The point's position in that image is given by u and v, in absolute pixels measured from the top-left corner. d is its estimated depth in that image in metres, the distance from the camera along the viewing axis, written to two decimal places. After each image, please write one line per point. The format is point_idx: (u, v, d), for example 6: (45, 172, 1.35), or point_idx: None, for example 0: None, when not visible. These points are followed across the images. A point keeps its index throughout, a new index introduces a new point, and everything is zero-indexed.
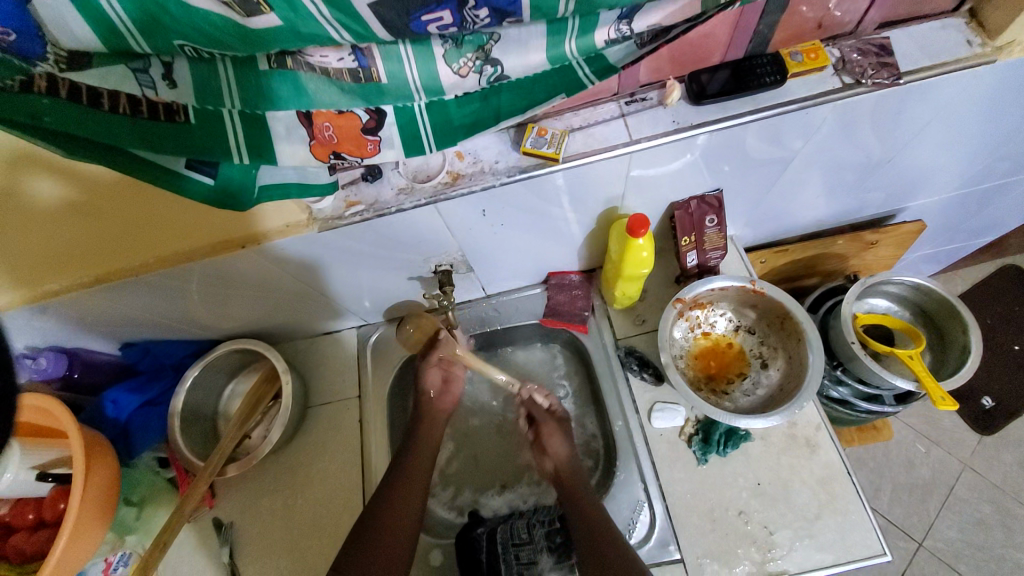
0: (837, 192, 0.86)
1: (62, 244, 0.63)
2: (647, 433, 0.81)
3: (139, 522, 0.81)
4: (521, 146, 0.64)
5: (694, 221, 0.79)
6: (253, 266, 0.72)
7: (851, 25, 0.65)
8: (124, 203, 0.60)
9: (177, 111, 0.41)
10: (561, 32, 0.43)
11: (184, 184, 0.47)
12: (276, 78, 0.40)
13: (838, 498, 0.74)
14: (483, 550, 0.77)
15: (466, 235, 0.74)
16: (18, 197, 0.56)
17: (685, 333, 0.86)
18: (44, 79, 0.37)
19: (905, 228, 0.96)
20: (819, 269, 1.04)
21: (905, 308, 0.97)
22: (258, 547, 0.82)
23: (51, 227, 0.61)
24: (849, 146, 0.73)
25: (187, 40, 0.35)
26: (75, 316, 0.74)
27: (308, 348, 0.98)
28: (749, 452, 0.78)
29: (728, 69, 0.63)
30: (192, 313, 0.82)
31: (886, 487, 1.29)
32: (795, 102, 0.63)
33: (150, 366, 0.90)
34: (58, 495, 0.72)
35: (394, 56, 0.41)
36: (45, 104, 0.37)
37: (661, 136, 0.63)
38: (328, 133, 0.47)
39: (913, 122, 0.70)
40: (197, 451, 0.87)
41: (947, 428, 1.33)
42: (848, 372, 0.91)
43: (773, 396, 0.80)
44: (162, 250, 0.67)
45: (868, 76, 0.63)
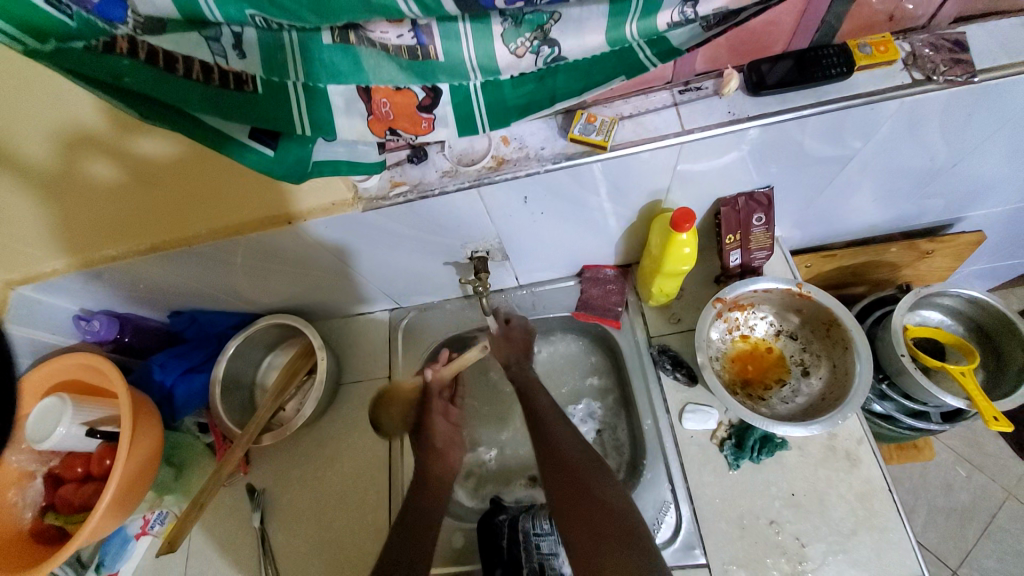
0: (894, 197, 0.82)
1: (111, 213, 0.66)
2: (677, 433, 0.79)
3: (178, 483, 0.86)
4: (569, 133, 0.63)
5: (740, 219, 0.76)
6: (296, 243, 0.74)
7: (923, 19, 0.62)
8: (177, 179, 0.62)
9: (246, 80, 0.42)
10: (623, 13, 0.42)
11: (244, 154, 0.48)
12: (338, 52, 0.40)
13: (877, 515, 0.70)
14: (504, 537, 0.78)
15: (505, 221, 0.74)
16: (82, 178, 0.60)
17: (722, 334, 0.84)
18: (125, 41, 0.39)
19: (964, 239, 0.90)
20: (867, 277, 0.99)
21: (959, 323, 0.92)
22: (289, 514, 0.85)
23: (111, 204, 0.65)
24: (913, 148, 0.69)
25: (259, 9, 0.36)
26: (128, 282, 0.77)
27: (342, 327, 1.01)
28: (784, 461, 0.75)
29: (792, 59, 0.60)
30: (235, 285, 0.85)
31: (921, 509, 1.22)
32: (860, 96, 0.60)
33: (196, 334, 0.94)
34: (105, 452, 0.76)
35: (453, 34, 0.41)
36: (124, 65, 0.39)
37: (715, 127, 0.61)
38: (385, 109, 0.48)
39: (986, 123, 0.66)
40: (234, 418, 0.91)
41: (992, 453, 1.25)
42: (894, 386, 0.87)
43: (814, 404, 0.77)
44: (215, 223, 0.70)
45: (940, 73, 0.59)
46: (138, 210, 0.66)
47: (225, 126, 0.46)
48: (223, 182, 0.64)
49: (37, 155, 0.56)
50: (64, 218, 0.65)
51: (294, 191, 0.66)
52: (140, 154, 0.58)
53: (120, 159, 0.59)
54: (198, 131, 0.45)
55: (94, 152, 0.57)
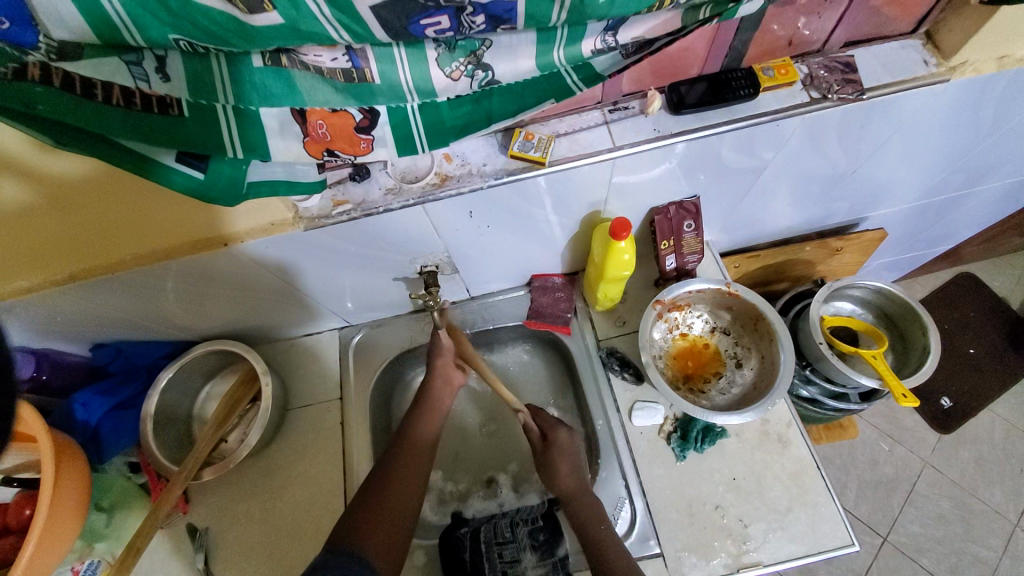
0: (805, 202, 0.91)
1: (7, 241, 0.60)
2: (627, 430, 0.83)
3: (109, 529, 0.79)
4: (509, 149, 0.65)
5: (672, 225, 0.81)
6: (236, 265, 0.71)
7: (818, 43, 0.70)
8: (92, 204, 0.59)
9: (171, 104, 0.41)
10: (550, 41, 0.44)
11: (172, 177, 0.47)
12: (269, 75, 0.40)
13: (808, 492, 0.77)
14: (467, 550, 0.78)
15: (454, 236, 0.75)
16: None
17: (664, 334, 0.89)
18: (38, 67, 0.36)
19: (868, 236, 1.01)
20: (789, 274, 1.09)
21: (869, 311, 1.03)
22: (237, 552, 0.80)
23: (19, 231, 0.60)
24: (816, 157, 0.78)
25: (184, 35, 0.35)
26: (44, 315, 0.71)
27: (289, 350, 0.97)
28: (725, 448, 0.81)
29: (706, 81, 0.67)
30: (167, 312, 0.80)
31: (852, 483, 1.35)
32: (767, 114, 0.67)
33: (122, 367, 0.87)
34: (24, 501, 0.70)
35: (387, 57, 0.42)
36: (37, 92, 0.37)
37: (642, 142, 0.66)
38: (321, 131, 0.48)
39: (877, 134, 0.75)
40: (170, 455, 0.84)
41: (908, 427, 1.40)
42: (816, 371, 0.96)
43: (747, 393, 0.83)
44: (140, 250, 0.66)
45: (834, 91, 0.67)
46: (50, 234, 0.61)
47: (147, 150, 0.44)
48: (152, 203, 0.60)
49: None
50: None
51: (232, 214, 0.64)
52: (56, 175, 0.54)
53: (30, 179, 0.54)
54: (124, 156, 0.44)
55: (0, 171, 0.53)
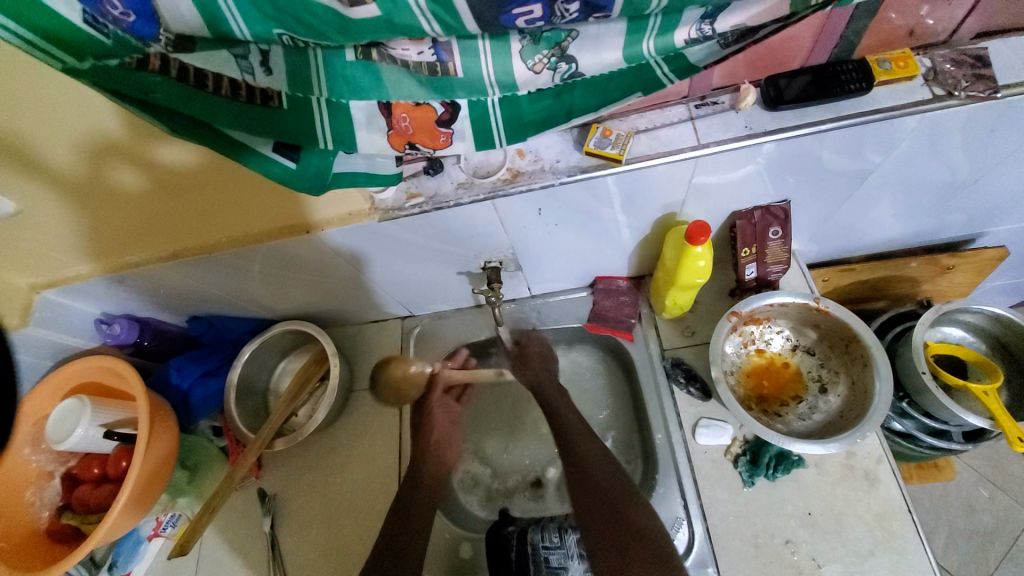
0: (913, 212, 0.81)
1: (131, 217, 0.68)
2: (690, 447, 0.78)
3: (190, 486, 0.87)
4: (584, 145, 0.63)
5: (756, 232, 0.75)
6: (315, 251, 0.75)
7: (945, 34, 0.61)
8: (195, 190, 0.64)
9: (272, 96, 0.43)
10: (639, 31, 0.42)
11: (270, 166, 0.50)
12: (360, 68, 0.41)
13: (897, 537, 0.68)
14: (513, 549, 0.79)
15: (519, 232, 0.74)
16: (106, 183, 0.62)
17: (737, 348, 0.83)
18: (158, 58, 0.39)
19: (987, 255, 0.88)
20: (888, 291, 0.97)
21: (984, 340, 0.89)
22: (299, 521, 0.86)
23: (136, 211, 0.67)
24: (933, 162, 0.68)
25: (286, 29, 0.36)
26: (148, 287, 0.80)
27: (356, 334, 1.01)
28: (801, 479, 0.73)
29: (809, 74, 0.60)
30: (252, 291, 0.86)
31: (943, 531, 1.18)
32: (880, 111, 0.59)
33: (212, 339, 0.96)
34: (121, 454, 0.78)
35: (471, 50, 0.41)
36: (156, 82, 0.40)
37: (732, 140, 0.61)
38: (405, 124, 0.48)
39: (1014, 136, 0.64)
40: (249, 423, 0.92)
41: (1017, 474, 1.21)
42: (915, 405, 0.84)
43: (831, 422, 0.75)
44: (232, 231, 0.72)
45: (962, 89, 0.58)
46: (158, 216, 0.68)
47: (250, 140, 0.48)
48: (242, 190, 0.65)
49: (68, 164, 0.59)
50: (95, 226, 0.68)
51: (314, 202, 0.67)
52: (163, 162, 0.60)
53: (143, 165, 0.60)
54: (227, 146, 0.47)
55: (121, 160, 0.60)
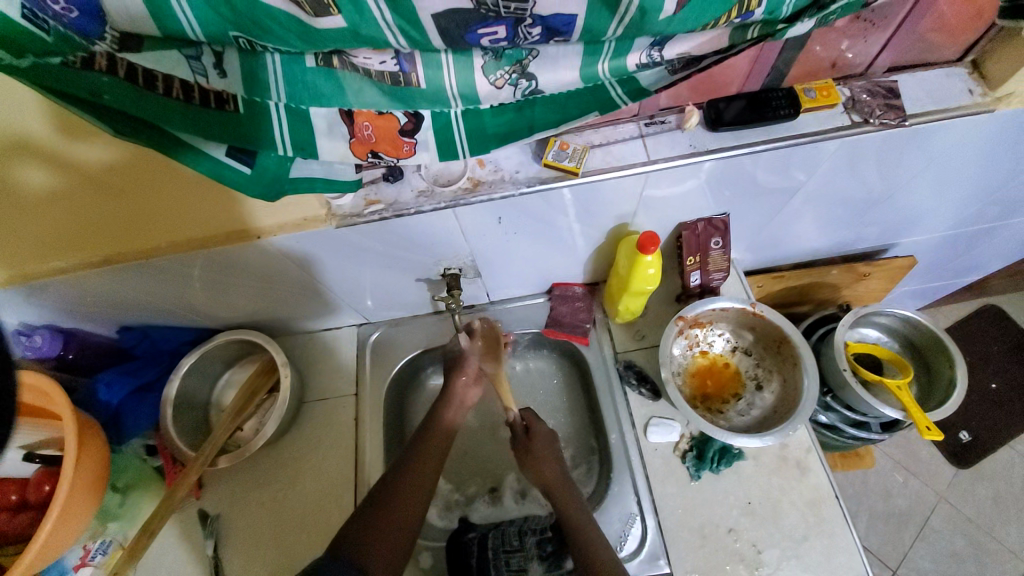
0: (834, 225, 0.90)
1: (42, 221, 0.62)
2: (643, 446, 0.82)
3: (122, 509, 0.81)
4: (543, 158, 0.66)
5: (700, 242, 0.81)
6: (265, 258, 0.72)
7: (861, 67, 0.69)
8: (128, 190, 0.60)
9: (227, 100, 0.42)
10: (596, 53, 0.44)
11: (223, 171, 0.48)
12: (322, 75, 0.41)
13: (825, 521, 0.75)
14: (473, 555, 0.79)
15: (479, 240, 0.75)
16: (19, 184, 0.57)
17: (684, 350, 0.88)
18: (104, 57, 0.37)
19: (897, 263, 0.99)
20: (813, 296, 1.07)
21: (895, 339, 1.00)
22: (245, 541, 0.81)
23: (58, 214, 0.62)
24: (851, 181, 0.76)
25: (243, 33, 0.36)
26: (72, 295, 0.73)
27: (307, 343, 0.98)
28: (741, 471, 0.79)
29: (744, 99, 0.66)
30: (192, 299, 0.81)
31: (864, 513, 1.31)
32: (805, 136, 0.66)
33: (147, 351, 0.89)
34: (43, 478, 0.73)
35: (434, 63, 0.42)
36: (104, 82, 0.38)
37: (678, 157, 0.66)
38: (367, 132, 0.48)
39: (915, 161, 0.74)
40: (188, 440, 0.86)
41: (924, 459, 1.37)
42: (837, 399, 0.94)
43: (767, 417, 0.82)
44: (174, 235, 0.67)
45: (876, 116, 0.66)
46: (84, 218, 0.63)
47: (201, 143, 0.45)
48: (182, 189, 0.61)
49: None
50: (7, 233, 0.62)
51: (259, 208, 0.65)
52: (83, 163, 0.56)
53: (58, 165, 0.56)
54: (177, 149, 0.45)
55: (34, 159, 0.55)
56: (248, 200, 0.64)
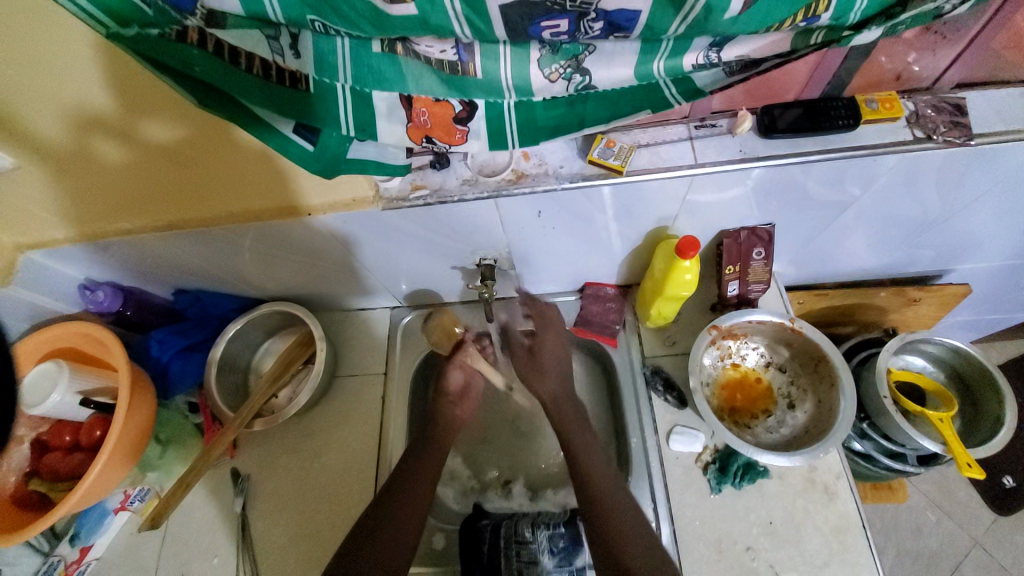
0: (885, 246, 0.86)
1: (113, 190, 0.68)
2: (663, 453, 0.81)
3: (160, 461, 0.86)
4: (588, 154, 0.66)
5: (741, 251, 0.79)
6: (311, 234, 0.76)
7: (928, 81, 0.66)
8: (189, 166, 0.65)
9: (300, 79, 0.45)
10: (652, 51, 0.44)
11: (290, 148, 0.51)
12: (385, 61, 0.43)
13: (849, 549, 0.73)
14: (485, 542, 0.80)
15: (517, 232, 0.76)
16: (94, 157, 0.62)
17: (714, 361, 0.86)
18: (196, 31, 0.39)
19: (951, 291, 0.94)
20: (856, 318, 1.02)
21: (941, 370, 0.95)
22: (272, 501, 0.86)
23: (126, 185, 0.67)
24: (907, 200, 0.73)
25: (321, 17, 0.38)
26: (133, 256, 0.79)
27: (343, 320, 1.01)
28: (764, 489, 0.77)
29: (802, 107, 0.64)
30: (241, 269, 0.86)
31: (891, 550, 1.25)
32: (863, 148, 0.63)
33: (197, 314, 0.95)
34: (95, 423, 0.77)
35: (492, 54, 0.43)
36: (194, 55, 0.40)
37: (726, 163, 0.65)
38: (423, 118, 0.50)
39: (981, 183, 0.69)
40: (228, 400, 0.91)
41: (962, 501, 1.29)
42: (874, 426, 0.90)
43: (797, 436, 0.79)
44: (233, 206, 0.72)
45: (939, 133, 0.63)
46: (149, 188, 0.68)
47: (274, 120, 0.49)
48: (238, 167, 0.65)
49: (52, 136, 0.58)
50: (80, 198, 0.68)
51: (310, 188, 0.68)
52: (149, 138, 0.60)
53: (128, 140, 0.60)
54: (251, 123, 0.48)
55: (110, 135, 0.59)
56: (296, 174, 0.66)
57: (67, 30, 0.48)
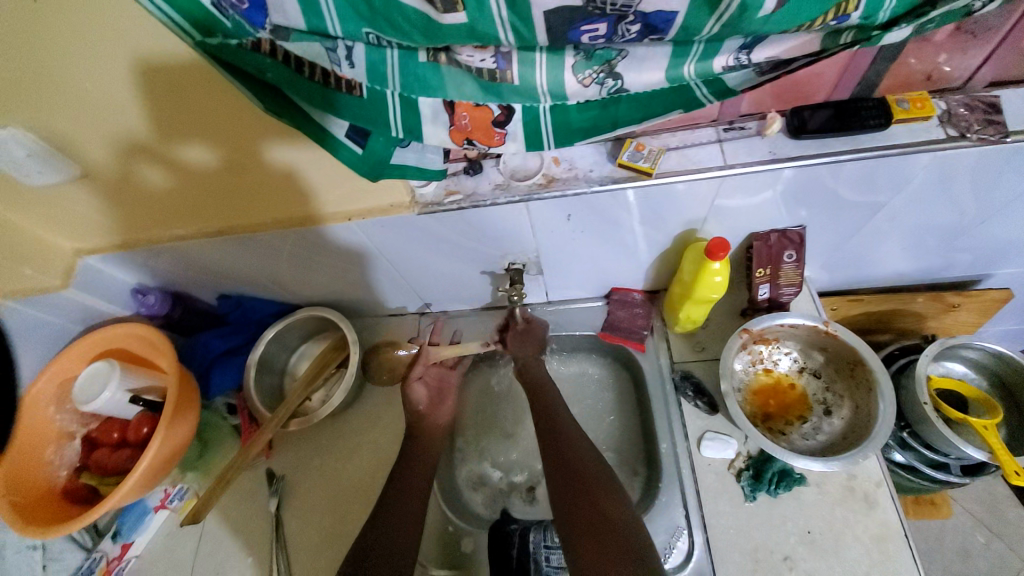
0: (921, 250, 0.84)
1: (155, 209, 0.74)
2: (694, 459, 0.80)
3: (200, 461, 0.90)
4: (618, 158, 0.68)
5: (772, 254, 0.79)
6: (347, 240, 0.79)
7: (958, 81, 0.65)
8: (225, 182, 0.70)
9: (354, 86, 0.48)
10: (683, 55, 0.46)
11: (341, 150, 0.55)
12: (430, 69, 0.46)
13: (894, 561, 0.70)
14: (515, 547, 0.80)
15: (547, 236, 0.77)
16: (142, 182, 0.69)
17: (746, 366, 0.85)
18: (268, 44, 0.44)
19: (992, 296, 0.92)
20: (894, 325, 1.00)
21: (982, 377, 0.91)
22: (307, 500, 0.88)
23: (172, 204, 0.74)
24: (944, 202, 0.72)
25: (375, 29, 0.41)
26: (181, 262, 0.84)
27: (373, 326, 1.04)
28: (802, 497, 0.75)
29: (831, 108, 0.64)
30: (279, 275, 0.90)
31: (936, 572, 1.17)
32: (896, 147, 0.63)
33: (238, 319, 0.98)
34: (143, 420, 0.82)
35: (529, 61, 0.45)
36: (267, 63, 0.44)
37: (756, 164, 0.65)
38: (464, 121, 0.53)
39: (1020, 182, 0.68)
40: (264, 401, 0.95)
41: (1014, 522, 1.21)
42: (915, 435, 0.87)
43: (835, 443, 0.77)
44: (276, 212, 0.75)
45: (973, 132, 0.62)
46: (194, 204, 0.74)
47: (329, 125, 0.53)
48: (274, 178, 0.69)
49: (104, 165, 0.66)
50: (133, 217, 0.76)
51: (349, 195, 0.72)
52: (185, 161, 0.66)
53: (167, 164, 0.66)
54: (309, 127, 0.52)
55: (152, 162, 0.66)
56: (317, 189, 0.71)
57: (113, 70, 0.54)
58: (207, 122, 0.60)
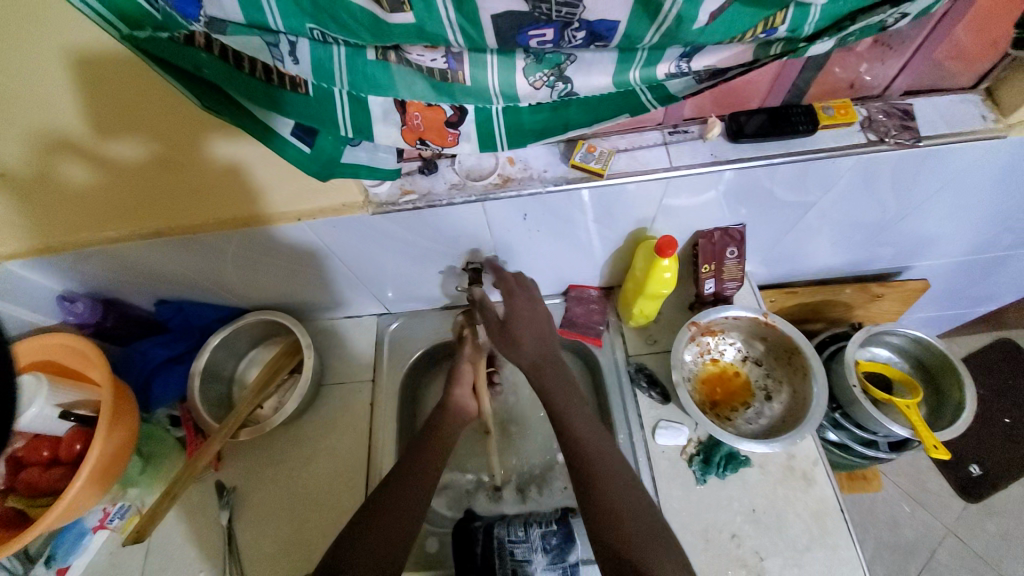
0: (847, 245, 0.92)
1: (84, 210, 0.69)
2: (650, 448, 0.83)
3: (143, 476, 0.84)
4: (571, 159, 0.70)
5: (715, 251, 0.83)
6: (299, 241, 0.77)
7: (878, 89, 0.72)
8: (163, 179, 0.65)
9: (299, 84, 0.47)
10: (628, 61, 0.47)
11: (285, 148, 0.54)
12: (378, 68, 0.45)
13: (828, 532, 0.76)
14: (479, 543, 0.81)
15: (505, 235, 0.78)
16: (67, 181, 0.64)
17: (695, 357, 0.90)
18: (203, 37, 0.42)
19: (910, 286, 1.01)
20: (826, 315, 1.08)
21: (905, 360, 1.01)
22: (259, 512, 0.84)
23: (103, 204, 0.68)
24: (867, 201, 0.79)
25: (319, 26, 0.40)
26: (115, 267, 0.78)
27: (328, 329, 1.01)
28: (747, 478, 0.80)
29: (766, 113, 0.69)
30: (226, 278, 0.86)
31: (869, 542, 1.29)
32: (823, 151, 0.69)
33: (180, 325, 0.93)
34: (75, 436, 0.75)
35: (480, 63, 0.46)
36: (202, 58, 0.42)
37: (698, 166, 0.69)
38: (416, 121, 0.53)
39: (929, 182, 0.76)
40: (212, 412, 0.90)
41: (933, 490, 1.35)
42: (846, 416, 0.95)
43: (775, 426, 0.83)
44: (223, 212, 0.71)
45: (891, 136, 0.69)
46: (128, 204, 0.69)
47: (273, 123, 0.51)
48: (218, 175, 0.65)
49: (19, 162, 0.60)
50: (57, 219, 0.69)
51: (298, 195, 0.69)
52: (118, 157, 0.62)
53: (96, 160, 0.62)
54: (250, 125, 0.50)
55: (79, 158, 0.61)
56: (266, 187, 0.68)
57: (39, 52, 0.50)
58: (141, 113, 0.56)
